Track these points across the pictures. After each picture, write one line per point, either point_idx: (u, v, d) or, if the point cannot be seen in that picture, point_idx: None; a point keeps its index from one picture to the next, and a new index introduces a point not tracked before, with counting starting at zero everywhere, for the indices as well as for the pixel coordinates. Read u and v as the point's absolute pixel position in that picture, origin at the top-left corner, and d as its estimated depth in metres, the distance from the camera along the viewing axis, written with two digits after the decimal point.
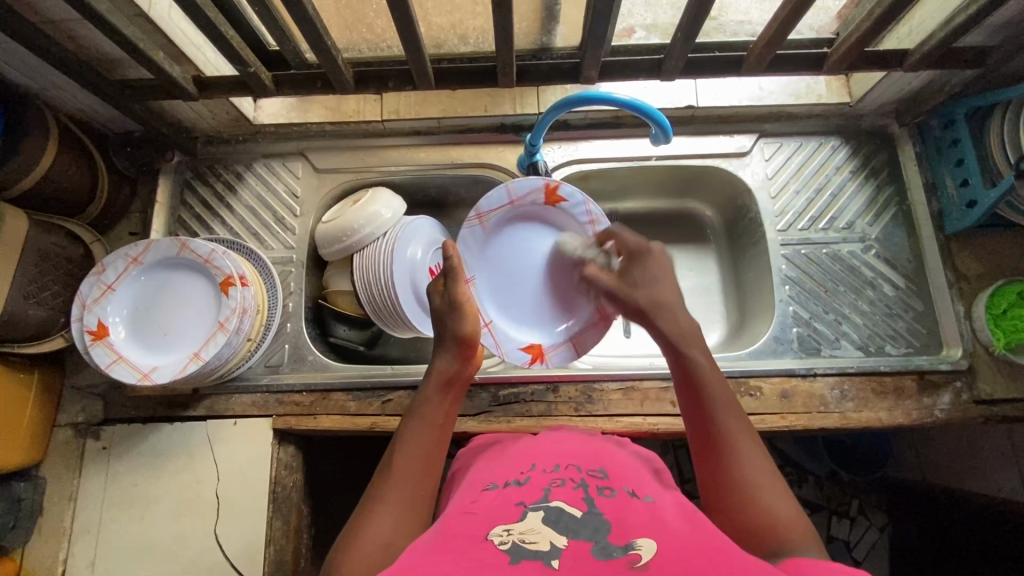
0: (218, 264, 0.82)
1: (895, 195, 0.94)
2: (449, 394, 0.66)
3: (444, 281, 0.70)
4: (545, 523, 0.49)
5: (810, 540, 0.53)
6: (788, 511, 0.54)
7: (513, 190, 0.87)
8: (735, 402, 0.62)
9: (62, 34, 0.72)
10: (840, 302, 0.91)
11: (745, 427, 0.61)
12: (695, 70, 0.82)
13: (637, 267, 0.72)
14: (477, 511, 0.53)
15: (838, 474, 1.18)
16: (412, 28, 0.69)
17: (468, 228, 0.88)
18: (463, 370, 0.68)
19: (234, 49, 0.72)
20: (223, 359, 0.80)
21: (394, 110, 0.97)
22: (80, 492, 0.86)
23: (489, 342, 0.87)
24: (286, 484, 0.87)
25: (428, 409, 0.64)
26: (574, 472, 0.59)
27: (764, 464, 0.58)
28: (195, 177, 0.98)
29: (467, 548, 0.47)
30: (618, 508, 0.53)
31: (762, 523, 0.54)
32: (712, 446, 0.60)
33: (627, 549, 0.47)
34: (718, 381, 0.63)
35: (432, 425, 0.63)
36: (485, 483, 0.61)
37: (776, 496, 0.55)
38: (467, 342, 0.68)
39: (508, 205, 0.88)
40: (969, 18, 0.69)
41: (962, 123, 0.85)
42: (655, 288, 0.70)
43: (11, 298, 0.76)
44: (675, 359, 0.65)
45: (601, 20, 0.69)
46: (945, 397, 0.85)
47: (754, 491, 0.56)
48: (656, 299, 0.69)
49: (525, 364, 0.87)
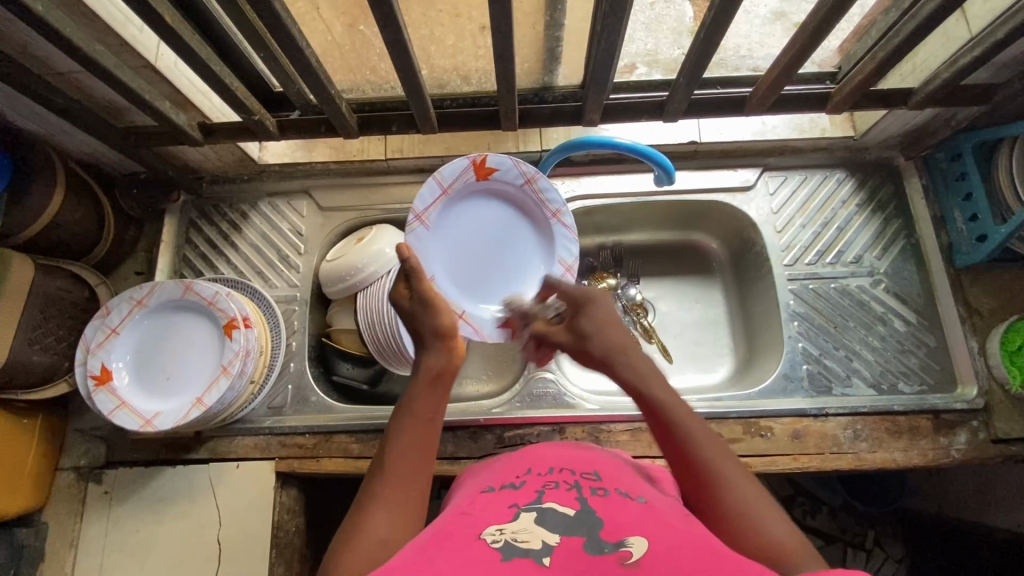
0: (222, 306, 0.82)
1: (902, 228, 0.93)
2: (438, 387, 0.62)
3: (407, 284, 0.66)
4: (537, 523, 0.48)
5: (813, 561, 0.48)
6: (789, 534, 0.50)
7: (441, 179, 0.81)
8: (715, 433, 0.57)
9: (71, 85, 0.73)
10: (850, 338, 0.90)
11: (731, 462, 0.56)
12: (699, 109, 0.82)
13: (583, 316, 0.67)
14: (470, 512, 0.52)
15: (851, 505, 1.14)
16: (416, 76, 0.70)
17: (411, 232, 0.81)
18: (451, 361, 0.64)
19: (240, 98, 0.73)
20: (226, 403, 0.80)
21: (397, 149, 0.99)
22: (81, 537, 0.85)
23: (470, 332, 0.81)
24: (289, 528, 0.85)
25: (417, 405, 0.60)
26: (567, 474, 0.57)
27: (755, 488, 0.54)
28: (200, 216, 0.99)
29: (460, 545, 0.45)
30: (612, 508, 0.51)
31: (764, 551, 0.49)
32: (701, 485, 0.55)
33: (619, 546, 0.45)
34: (694, 420, 0.58)
35: (423, 419, 0.60)
36: (479, 488, 0.59)
37: (770, 518, 0.51)
38: (449, 334, 0.65)
39: (444, 196, 0.82)
40: (974, 60, 0.69)
41: (969, 156, 0.83)
42: (606, 336, 0.65)
43: (16, 346, 0.76)
44: (640, 403, 0.61)
45: (604, 67, 0.70)
46: (961, 436, 0.83)
47: (749, 517, 0.51)
48: (611, 343, 0.65)
49: (506, 340, 0.83)
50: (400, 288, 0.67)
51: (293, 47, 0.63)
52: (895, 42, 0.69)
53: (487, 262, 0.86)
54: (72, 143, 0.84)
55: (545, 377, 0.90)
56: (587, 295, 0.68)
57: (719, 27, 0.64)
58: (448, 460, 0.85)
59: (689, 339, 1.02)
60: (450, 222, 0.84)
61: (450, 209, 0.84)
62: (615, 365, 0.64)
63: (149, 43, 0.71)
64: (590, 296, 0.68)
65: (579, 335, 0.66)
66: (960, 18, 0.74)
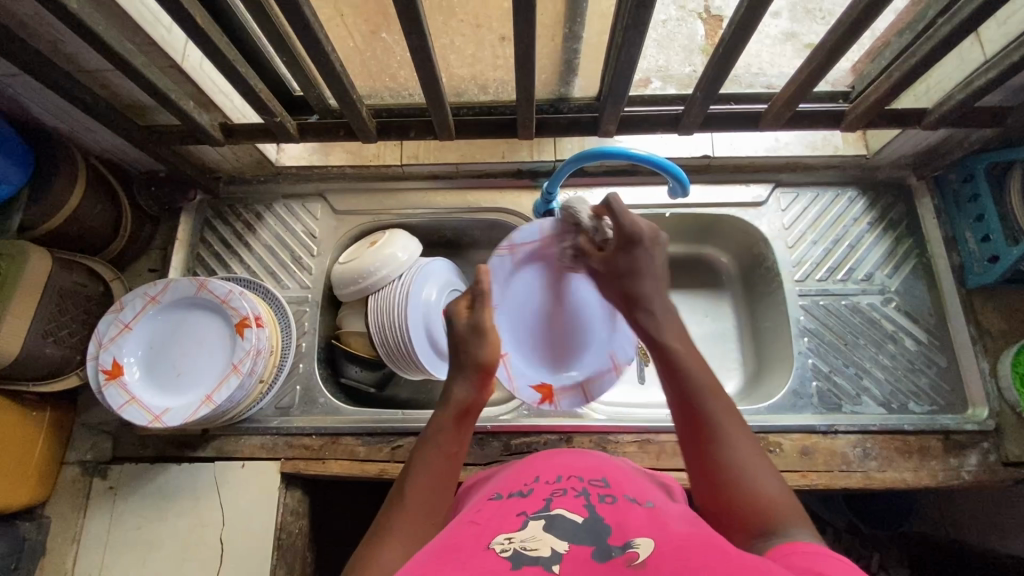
0: (234, 305, 0.82)
1: (914, 247, 0.93)
2: (464, 425, 0.63)
3: (470, 303, 0.68)
4: (546, 530, 0.48)
5: (802, 517, 0.50)
6: (777, 491, 0.52)
7: (546, 227, 0.78)
8: (724, 389, 0.58)
9: (98, 82, 0.74)
10: (860, 356, 0.89)
11: (733, 412, 0.57)
12: (713, 124, 0.83)
13: (624, 254, 0.67)
14: (478, 521, 0.52)
15: (857, 526, 1.10)
16: (436, 84, 0.71)
17: (498, 257, 0.78)
18: (479, 397, 0.65)
19: (263, 100, 0.74)
20: (235, 402, 0.80)
21: (413, 155, 0.99)
22: (83, 533, 0.85)
23: (505, 378, 0.78)
24: (292, 530, 0.85)
25: (442, 440, 0.61)
26: (575, 482, 0.57)
27: (748, 441, 0.55)
28: (215, 216, 1.00)
29: (468, 556, 0.45)
30: (621, 515, 0.51)
31: (750, 499, 0.51)
32: (700, 430, 0.56)
33: (625, 548, 0.45)
34: (704, 367, 0.59)
35: (444, 457, 0.60)
36: (487, 497, 0.59)
37: (763, 474, 0.53)
38: (489, 371, 0.65)
39: (540, 241, 0.79)
40: (989, 82, 0.70)
41: (982, 179, 0.84)
42: (642, 281, 0.65)
43: (31, 337, 0.77)
44: (657, 351, 0.62)
45: (622, 79, 0.71)
46: (971, 458, 0.83)
47: (743, 468, 0.53)
48: (643, 284, 0.65)
49: (535, 403, 0.81)
50: (461, 308, 0.68)
51: (318, 51, 0.65)
52: (909, 63, 0.70)
53: (545, 326, 0.81)
54: (94, 140, 0.85)
55: None
56: (636, 234, 0.66)
57: (738, 44, 0.65)
58: None
59: None
60: (539, 267, 0.80)
61: (536, 260, 0.80)
62: (639, 304, 0.64)
63: (177, 44, 0.72)
64: (642, 239, 0.66)
65: (614, 271, 0.68)
66: (975, 41, 0.75)
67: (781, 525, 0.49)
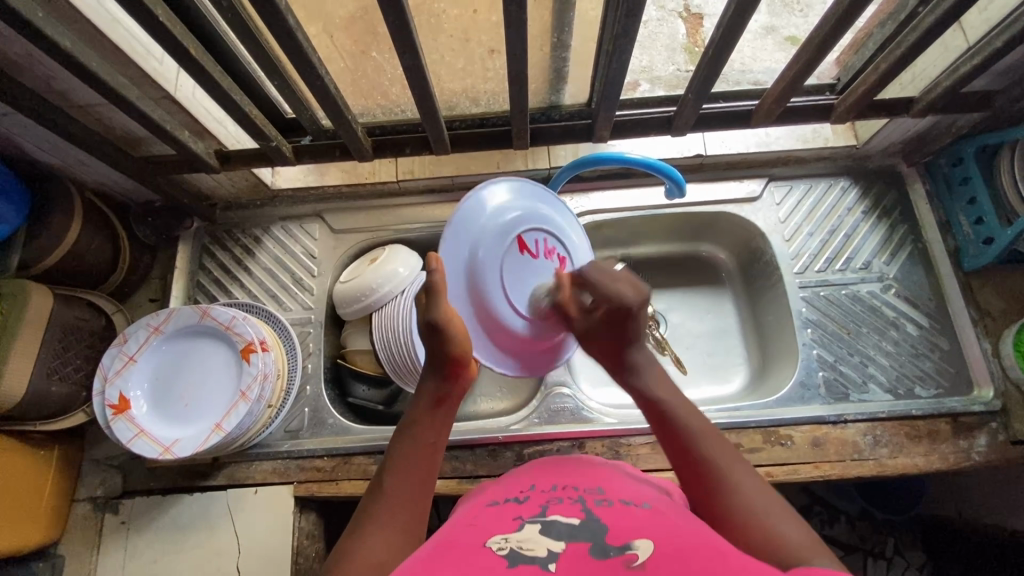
0: (238, 329, 0.82)
1: (909, 233, 0.94)
2: (439, 413, 0.61)
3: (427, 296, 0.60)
4: (543, 532, 0.48)
5: (826, 552, 0.46)
6: (796, 529, 0.49)
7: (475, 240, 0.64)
8: (715, 429, 0.59)
9: (91, 117, 0.74)
10: (864, 343, 0.90)
11: (731, 454, 0.56)
12: (706, 123, 0.84)
13: (606, 329, 0.64)
14: (475, 523, 0.52)
15: (870, 513, 1.12)
16: (431, 101, 0.72)
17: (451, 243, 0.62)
18: (456, 387, 0.63)
19: (258, 126, 0.74)
20: (245, 428, 0.79)
21: (408, 170, 1.00)
22: (98, 569, 0.84)
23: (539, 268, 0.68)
24: (309, 554, 0.85)
25: (417, 430, 0.60)
26: (573, 487, 0.57)
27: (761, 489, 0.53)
28: (213, 242, 0.99)
29: (465, 554, 0.45)
30: (618, 516, 0.51)
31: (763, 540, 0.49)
32: (702, 477, 0.55)
33: (624, 549, 0.45)
34: (693, 412, 0.60)
35: (421, 448, 0.59)
36: (484, 504, 0.58)
37: (781, 520, 0.50)
38: (461, 363, 0.61)
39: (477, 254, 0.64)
40: (973, 70, 0.71)
41: (972, 161, 0.85)
42: (635, 350, 0.65)
43: (34, 377, 0.76)
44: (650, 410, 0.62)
45: (613, 86, 0.72)
46: (981, 438, 0.83)
47: (758, 516, 0.50)
48: (631, 338, 0.64)
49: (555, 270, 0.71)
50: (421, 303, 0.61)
51: (311, 74, 0.65)
52: (896, 54, 0.71)
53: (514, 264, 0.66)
54: (89, 174, 0.85)
55: (562, 393, 0.90)
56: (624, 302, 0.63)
57: (726, 46, 0.66)
58: (468, 479, 0.85)
59: (703, 351, 1.02)
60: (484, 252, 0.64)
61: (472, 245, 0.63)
62: (620, 369, 0.65)
63: (170, 74, 0.72)
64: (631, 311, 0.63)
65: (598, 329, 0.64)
66: (957, 29, 0.76)
67: (806, 558, 0.45)
